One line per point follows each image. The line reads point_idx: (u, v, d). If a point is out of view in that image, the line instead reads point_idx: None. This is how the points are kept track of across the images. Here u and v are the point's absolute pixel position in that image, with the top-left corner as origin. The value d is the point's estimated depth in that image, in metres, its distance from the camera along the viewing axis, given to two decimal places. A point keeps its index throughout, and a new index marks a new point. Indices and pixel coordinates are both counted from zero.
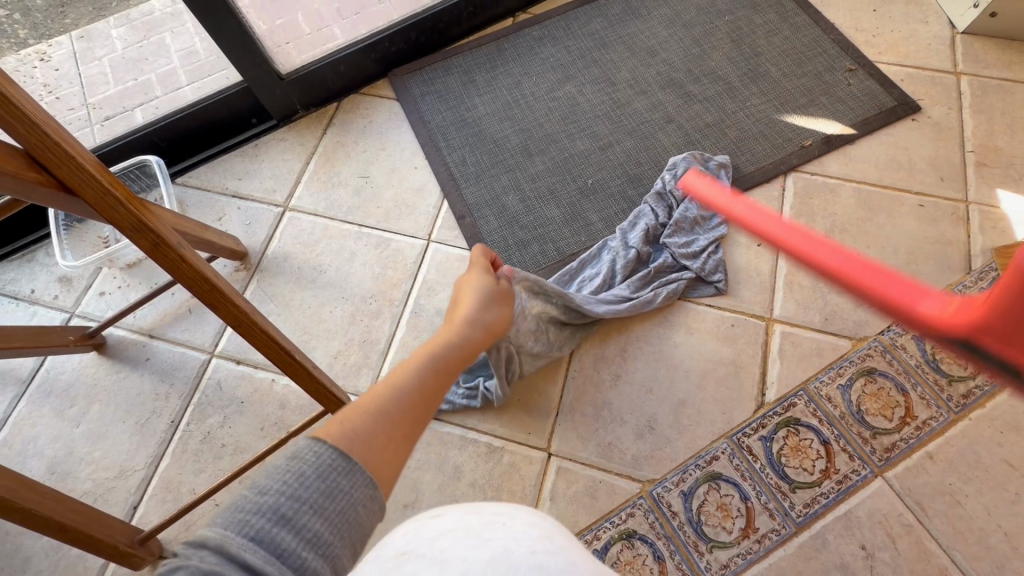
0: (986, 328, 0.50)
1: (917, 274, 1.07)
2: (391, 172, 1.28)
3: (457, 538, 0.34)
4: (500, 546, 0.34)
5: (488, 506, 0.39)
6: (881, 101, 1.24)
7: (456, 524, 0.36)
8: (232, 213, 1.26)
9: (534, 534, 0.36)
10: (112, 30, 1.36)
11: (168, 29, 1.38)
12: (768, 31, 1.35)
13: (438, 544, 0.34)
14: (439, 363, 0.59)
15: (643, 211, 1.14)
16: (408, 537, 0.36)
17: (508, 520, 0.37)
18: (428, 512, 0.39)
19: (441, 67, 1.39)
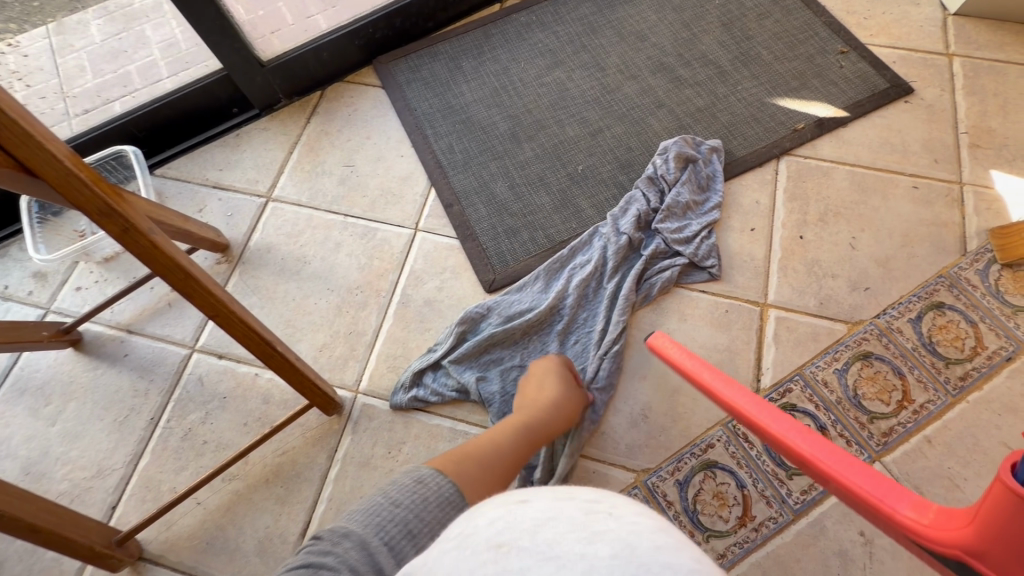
0: (979, 548, 0.46)
1: (912, 257, 1.05)
2: (376, 160, 1.25)
3: (562, 530, 0.28)
4: (616, 539, 0.27)
5: (581, 494, 0.33)
6: (873, 84, 1.23)
7: (554, 514, 0.29)
8: (212, 205, 1.23)
9: (648, 525, 0.29)
10: (91, 21, 1.32)
11: (147, 21, 1.33)
12: (759, 14, 1.33)
13: (542, 536, 0.28)
14: (529, 437, 0.80)
15: (634, 196, 1.11)
16: (498, 526, 0.29)
17: (611, 509, 0.31)
18: (515, 495, 0.32)
19: (426, 54, 1.36)
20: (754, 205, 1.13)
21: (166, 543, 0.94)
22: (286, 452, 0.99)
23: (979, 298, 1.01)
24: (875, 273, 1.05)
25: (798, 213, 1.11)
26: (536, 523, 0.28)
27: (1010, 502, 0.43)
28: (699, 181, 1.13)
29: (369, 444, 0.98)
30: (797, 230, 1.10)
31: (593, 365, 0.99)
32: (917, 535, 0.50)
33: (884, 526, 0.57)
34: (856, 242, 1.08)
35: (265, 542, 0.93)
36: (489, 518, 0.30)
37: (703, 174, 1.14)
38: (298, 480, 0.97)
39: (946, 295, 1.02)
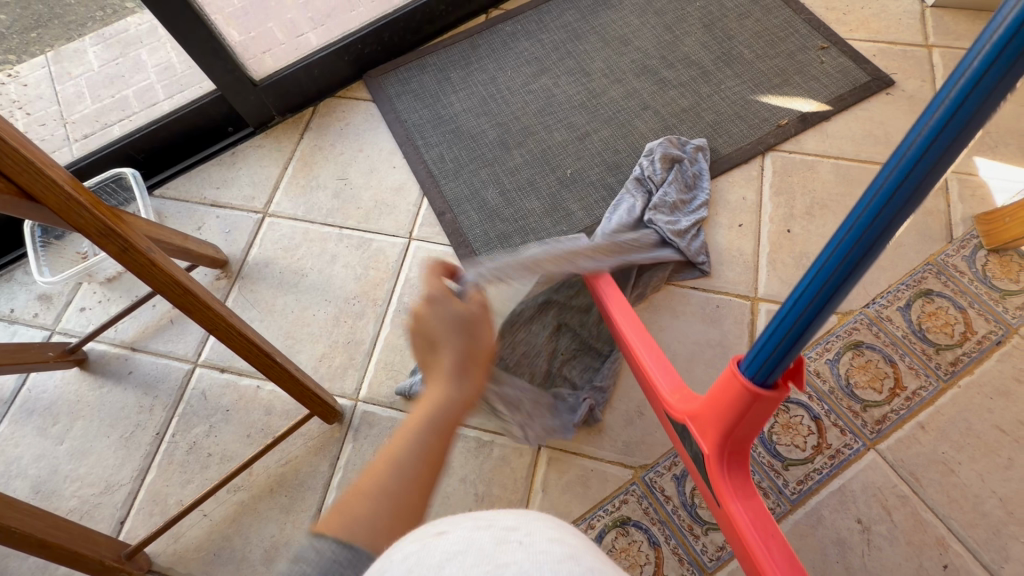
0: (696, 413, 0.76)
1: (899, 246, 1.07)
2: (370, 172, 1.27)
3: (468, 563, 0.31)
4: (518, 570, 0.31)
5: (500, 521, 0.36)
6: (854, 77, 1.25)
7: (464, 547, 0.33)
8: (211, 222, 1.26)
9: (557, 553, 0.33)
10: (88, 48, 1.33)
11: (142, 46, 1.35)
12: (739, 14, 1.36)
13: (447, 571, 0.31)
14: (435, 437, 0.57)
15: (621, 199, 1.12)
16: (410, 561, 0.33)
17: (524, 537, 0.34)
18: (432, 526, 0.36)
19: (415, 67, 1.39)
20: (741, 201, 1.15)
21: (175, 555, 0.96)
22: (289, 462, 1.01)
23: (966, 284, 1.02)
24: None
25: (784, 207, 1.13)
26: (450, 552, 0.32)
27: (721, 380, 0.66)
28: (685, 180, 1.14)
29: (371, 451, 1.00)
30: (785, 224, 1.11)
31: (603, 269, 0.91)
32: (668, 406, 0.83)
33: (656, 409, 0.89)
34: None
35: (271, 551, 0.94)
36: (406, 552, 0.34)
37: (689, 174, 1.15)
38: (302, 488, 0.98)
39: (934, 282, 1.03)
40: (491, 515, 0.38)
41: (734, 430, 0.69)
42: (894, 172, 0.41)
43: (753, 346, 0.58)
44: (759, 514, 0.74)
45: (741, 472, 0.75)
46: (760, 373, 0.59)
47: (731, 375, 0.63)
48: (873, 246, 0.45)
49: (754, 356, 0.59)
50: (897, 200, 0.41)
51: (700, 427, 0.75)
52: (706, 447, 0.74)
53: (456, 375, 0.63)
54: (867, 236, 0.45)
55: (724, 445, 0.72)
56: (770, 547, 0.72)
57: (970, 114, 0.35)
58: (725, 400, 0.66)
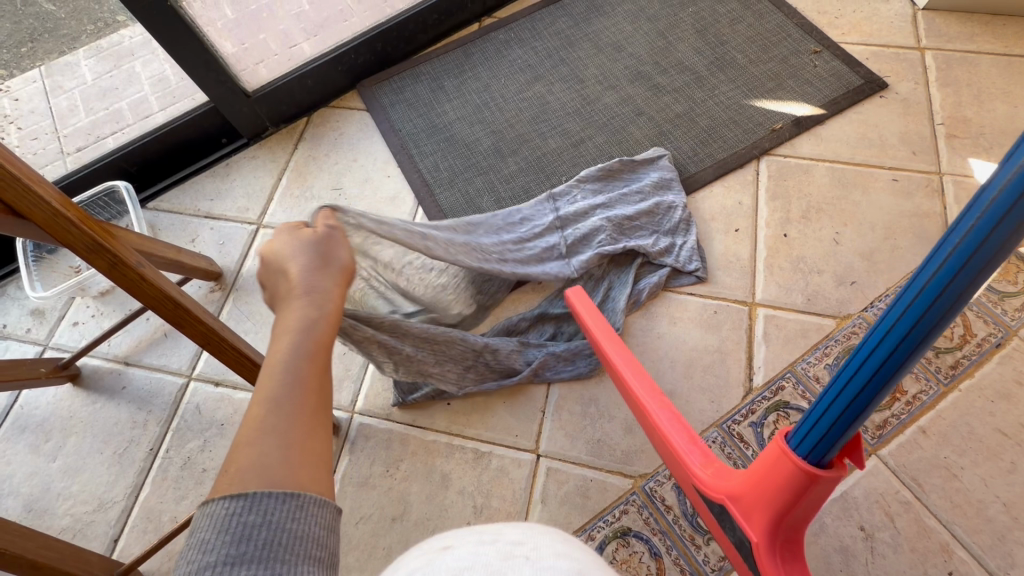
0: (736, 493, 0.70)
1: (897, 249, 1.06)
2: (364, 182, 1.27)
3: None
4: None
5: (506, 536, 0.37)
6: (848, 80, 1.25)
7: (470, 563, 0.33)
8: (205, 234, 1.25)
9: (564, 569, 0.33)
10: (81, 62, 1.33)
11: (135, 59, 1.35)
12: (732, 19, 1.36)
13: None
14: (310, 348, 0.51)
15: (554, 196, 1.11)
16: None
17: (531, 552, 0.35)
18: (438, 543, 0.37)
19: (409, 76, 1.39)
20: (737, 206, 1.14)
21: (169, 573, 0.94)
22: None
23: None
24: (861, 267, 1.05)
25: (780, 211, 1.13)
26: (453, 567, 0.33)
27: (774, 458, 0.63)
28: (643, 192, 1.12)
29: (367, 464, 0.98)
30: (781, 228, 1.11)
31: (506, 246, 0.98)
32: (699, 483, 0.77)
33: (678, 480, 0.83)
34: (840, 237, 1.09)
35: None
36: (409, 566, 0.35)
37: (649, 183, 1.13)
38: None
39: None
40: (494, 530, 0.39)
41: (788, 513, 0.65)
42: (959, 244, 0.42)
43: (812, 423, 0.57)
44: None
45: (796, 565, 0.70)
46: (814, 453, 0.59)
47: (786, 460, 0.61)
48: (942, 316, 0.45)
49: (815, 431, 0.57)
50: (965, 270, 0.42)
51: (745, 510, 0.69)
52: (755, 534, 0.69)
53: (307, 291, 0.56)
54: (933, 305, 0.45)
55: (776, 529, 0.67)
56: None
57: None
58: (783, 484, 0.62)
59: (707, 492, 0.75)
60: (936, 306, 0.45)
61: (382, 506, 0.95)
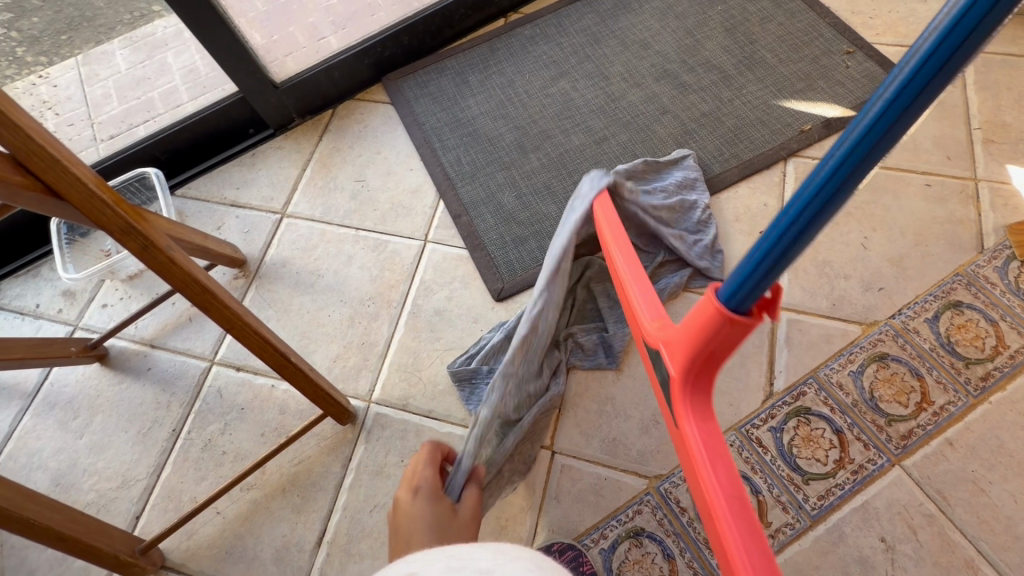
0: (672, 339, 0.72)
1: (927, 256, 1.03)
2: (387, 174, 1.28)
3: None
4: None
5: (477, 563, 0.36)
6: (881, 82, 1.22)
7: None
8: (230, 222, 1.27)
9: None
10: (116, 51, 1.36)
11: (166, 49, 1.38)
12: (763, 18, 1.34)
13: None
14: None
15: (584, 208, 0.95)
16: None
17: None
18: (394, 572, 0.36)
19: (434, 70, 1.40)
20: (762, 208, 1.12)
21: (187, 552, 0.96)
22: (302, 462, 1.01)
23: (998, 296, 0.99)
24: (889, 273, 1.03)
25: None
26: None
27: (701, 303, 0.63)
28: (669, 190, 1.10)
29: (383, 453, 0.99)
30: None
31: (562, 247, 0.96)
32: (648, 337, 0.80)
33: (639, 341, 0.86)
34: (868, 241, 1.06)
35: (282, 551, 0.94)
36: None
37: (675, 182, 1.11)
38: (314, 488, 0.98)
39: (964, 294, 1.00)
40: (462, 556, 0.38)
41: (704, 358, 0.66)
42: (869, 120, 0.43)
43: (731, 274, 0.58)
44: (708, 443, 0.71)
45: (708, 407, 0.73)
46: (733, 299, 0.57)
47: (708, 299, 0.60)
48: (845, 184, 0.47)
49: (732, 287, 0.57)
50: (865, 145, 0.45)
51: (671, 348, 0.72)
52: (673, 370, 0.71)
53: None
54: (835, 176, 0.47)
55: (695, 371, 0.69)
56: (718, 479, 0.70)
57: (934, 70, 0.39)
58: (701, 324, 0.63)
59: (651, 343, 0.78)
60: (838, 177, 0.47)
61: (396, 495, 0.96)
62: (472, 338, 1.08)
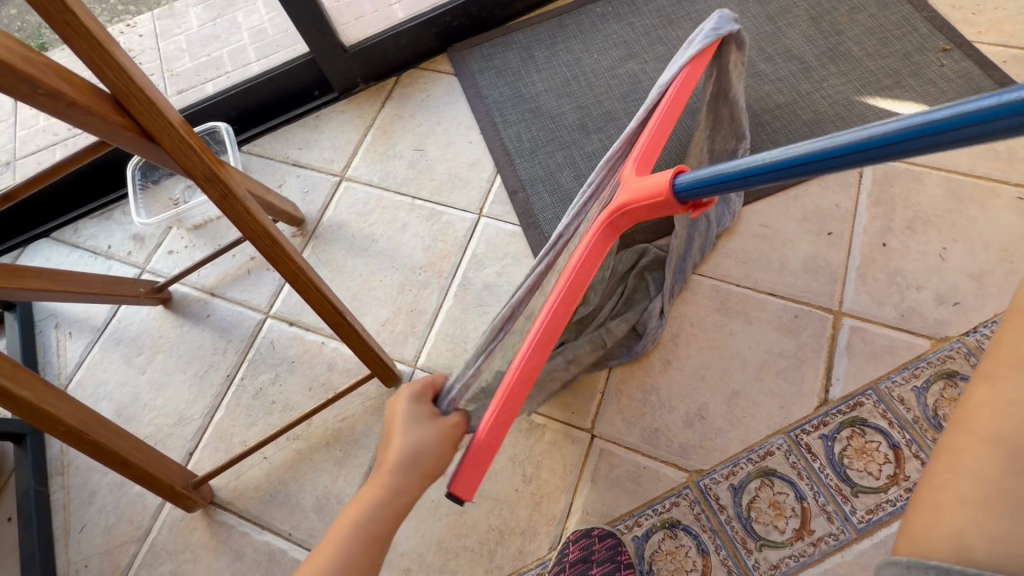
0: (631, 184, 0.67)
1: (1012, 273, 0.97)
2: (445, 145, 1.28)
3: None
4: None
5: None
6: (978, 84, 1.13)
7: None
8: (291, 180, 1.30)
9: None
10: (190, 9, 1.44)
11: (238, 9, 1.45)
12: (852, 8, 1.26)
13: None
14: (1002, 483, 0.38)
15: (685, 62, 0.80)
16: None
17: None
18: None
19: (500, 43, 1.38)
20: (834, 208, 1.07)
21: (235, 492, 1.01)
22: (346, 419, 1.04)
23: None
24: (967, 288, 0.97)
25: (882, 219, 1.05)
26: None
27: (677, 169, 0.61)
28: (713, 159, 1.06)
29: None
30: (880, 237, 1.03)
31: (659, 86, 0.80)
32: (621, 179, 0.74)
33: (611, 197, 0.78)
34: (947, 253, 1.00)
35: (323, 501, 0.98)
36: None
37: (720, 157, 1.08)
38: (356, 445, 1.01)
39: None
40: None
41: (649, 192, 0.61)
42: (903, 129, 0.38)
43: (715, 171, 0.54)
44: (589, 259, 0.63)
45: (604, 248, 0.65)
46: (694, 181, 0.56)
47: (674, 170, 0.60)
48: (848, 162, 0.43)
49: (713, 176, 0.54)
50: (889, 144, 0.40)
51: (630, 183, 0.66)
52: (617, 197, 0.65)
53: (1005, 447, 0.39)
54: (835, 161, 0.44)
55: (626, 216, 0.63)
56: (569, 294, 0.61)
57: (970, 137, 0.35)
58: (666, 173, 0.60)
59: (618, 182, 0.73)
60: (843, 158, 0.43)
61: None
62: None
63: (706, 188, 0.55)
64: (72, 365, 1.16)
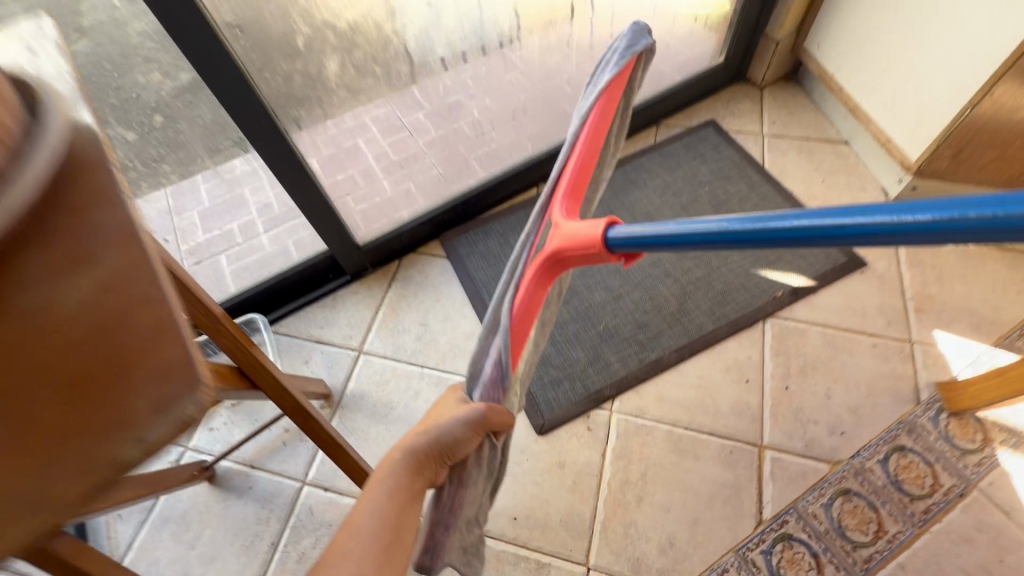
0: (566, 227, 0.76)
1: (876, 405, 1.33)
2: (445, 319, 1.58)
3: None
4: None
5: None
6: (834, 257, 1.56)
7: None
8: (316, 356, 1.56)
9: None
10: (203, 186, 1.86)
11: (246, 185, 1.87)
12: (740, 198, 1.72)
13: None
14: None
15: (607, 80, 0.84)
16: None
17: None
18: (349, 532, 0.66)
19: (481, 231, 1.75)
20: (748, 359, 1.42)
21: None
22: None
23: (933, 441, 1.27)
24: (849, 419, 1.32)
25: (783, 366, 1.40)
26: None
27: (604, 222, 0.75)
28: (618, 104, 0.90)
29: None
30: (783, 382, 1.38)
31: (601, 82, 0.85)
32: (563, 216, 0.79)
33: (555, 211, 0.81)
34: (831, 391, 1.36)
35: None
36: None
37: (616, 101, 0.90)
38: None
39: (906, 438, 1.28)
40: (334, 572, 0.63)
41: (580, 243, 0.72)
42: (841, 224, 0.49)
43: (669, 230, 0.63)
44: (529, 304, 0.75)
45: (542, 287, 0.76)
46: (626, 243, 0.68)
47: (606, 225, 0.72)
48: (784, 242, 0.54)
49: (664, 236, 0.63)
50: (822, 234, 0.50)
51: (563, 230, 0.76)
52: (553, 242, 0.75)
53: None
54: (777, 235, 0.54)
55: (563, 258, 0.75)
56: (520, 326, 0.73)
57: (901, 240, 0.45)
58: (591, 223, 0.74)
59: (566, 226, 0.76)
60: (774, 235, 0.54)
61: None
62: (519, 466, 1.32)
63: (645, 247, 0.66)
64: (123, 546, 1.30)
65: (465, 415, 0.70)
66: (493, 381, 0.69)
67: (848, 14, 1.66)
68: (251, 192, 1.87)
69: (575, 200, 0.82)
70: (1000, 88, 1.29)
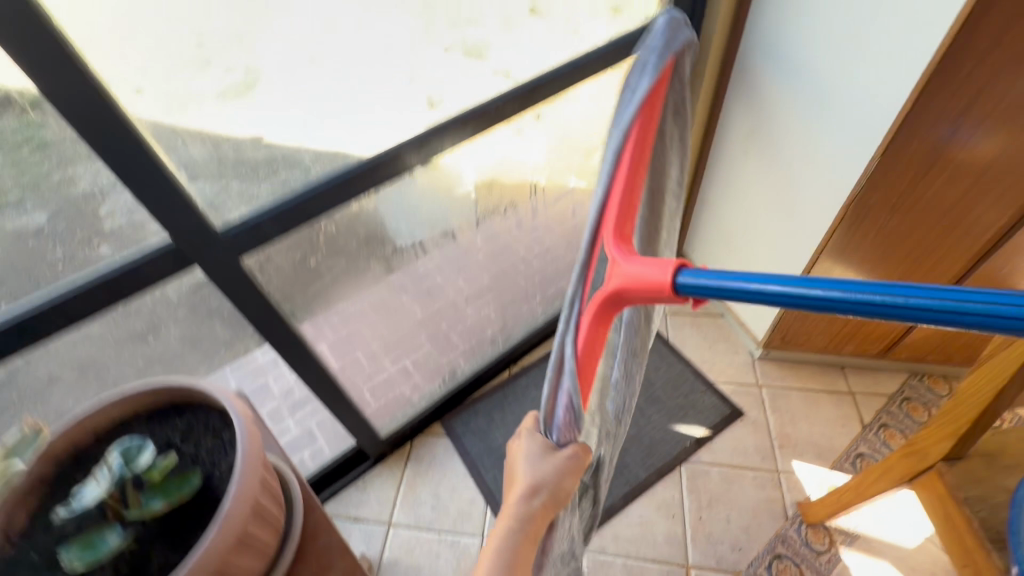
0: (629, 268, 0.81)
1: (759, 524, 1.94)
2: (452, 489, 2.11)
3: None
4: None
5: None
6: (721, 410, 2.22)
7: None
8: (355, 532, 2.03)
9: None
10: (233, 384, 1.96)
11: (270, 374, 2.10)
12: (655, 366, 2.38)
13: None
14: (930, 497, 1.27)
15: (642, 99, 0.95)
16: None
17: None
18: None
19: (470, 411, 2.33)
20: (672, 498, 2.01)
21: None
22: None
23: (799, 546, 1.87)
24: (743, 538, 1.91)
25: (696, 501, 2.00)
26: None
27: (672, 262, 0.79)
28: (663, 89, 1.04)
29: None
30: (697, 513, 1.97)
31: (638, 94, 0.96)
32: (626, 261, 0.82)
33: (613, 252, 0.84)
34: (729, 517, 1.96)
35: None
36: None
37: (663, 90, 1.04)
38: None
39: (781, 547, 1.87)
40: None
41: (648, 285, 0.79)
42: (900, 297, 0.63)
43: (731, 279, 0.75)
44: (586, 359, 0.87)
45: (599, 329, 0.87)
46: (693, 284, 0.76)
47: (674, 268, 0.78)
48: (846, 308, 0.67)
49: (723, 287, 0.74)
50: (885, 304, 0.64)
51: (618, 269, 0.82)
52: (613, 281, 0.81)
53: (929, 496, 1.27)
54: (848, 300, 0.67)
55: (621, 300, 0.82)
56: (584, 367, 0.87)
57: (983, 316, 0.58)
58: (657, 263, 0.79)
59: (620, 276, 0.81)
60: (830, 299, 0.68)
61: None
62: None
63: (713, 296, 0.75)
64: None
65: (565, 464, 0.90)
66: (569, 423, 0.87)
67: (708, 225, 2.38)
68: (274, 377, 2.13)
69: (624, 246, 0.87)
70: (822, 259, 1.82)
